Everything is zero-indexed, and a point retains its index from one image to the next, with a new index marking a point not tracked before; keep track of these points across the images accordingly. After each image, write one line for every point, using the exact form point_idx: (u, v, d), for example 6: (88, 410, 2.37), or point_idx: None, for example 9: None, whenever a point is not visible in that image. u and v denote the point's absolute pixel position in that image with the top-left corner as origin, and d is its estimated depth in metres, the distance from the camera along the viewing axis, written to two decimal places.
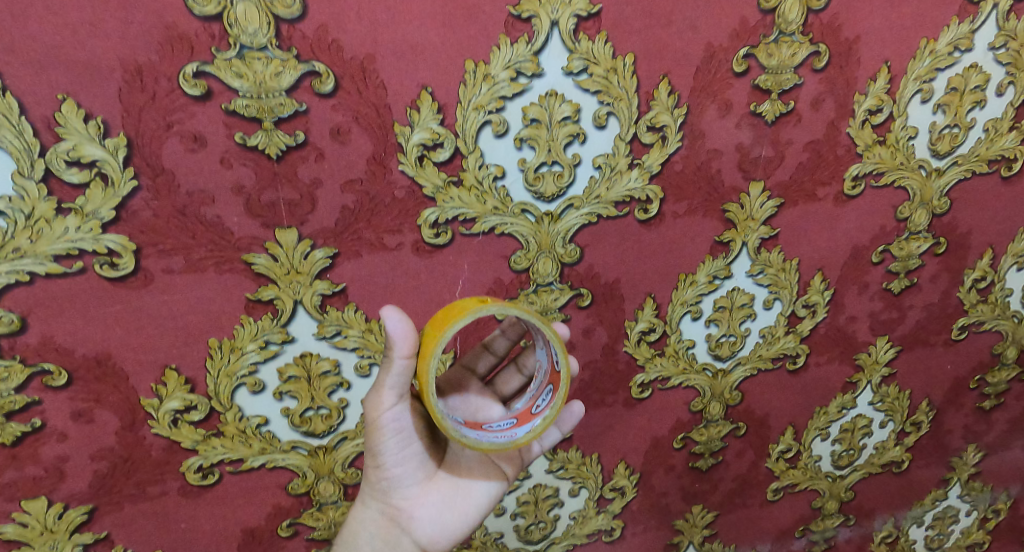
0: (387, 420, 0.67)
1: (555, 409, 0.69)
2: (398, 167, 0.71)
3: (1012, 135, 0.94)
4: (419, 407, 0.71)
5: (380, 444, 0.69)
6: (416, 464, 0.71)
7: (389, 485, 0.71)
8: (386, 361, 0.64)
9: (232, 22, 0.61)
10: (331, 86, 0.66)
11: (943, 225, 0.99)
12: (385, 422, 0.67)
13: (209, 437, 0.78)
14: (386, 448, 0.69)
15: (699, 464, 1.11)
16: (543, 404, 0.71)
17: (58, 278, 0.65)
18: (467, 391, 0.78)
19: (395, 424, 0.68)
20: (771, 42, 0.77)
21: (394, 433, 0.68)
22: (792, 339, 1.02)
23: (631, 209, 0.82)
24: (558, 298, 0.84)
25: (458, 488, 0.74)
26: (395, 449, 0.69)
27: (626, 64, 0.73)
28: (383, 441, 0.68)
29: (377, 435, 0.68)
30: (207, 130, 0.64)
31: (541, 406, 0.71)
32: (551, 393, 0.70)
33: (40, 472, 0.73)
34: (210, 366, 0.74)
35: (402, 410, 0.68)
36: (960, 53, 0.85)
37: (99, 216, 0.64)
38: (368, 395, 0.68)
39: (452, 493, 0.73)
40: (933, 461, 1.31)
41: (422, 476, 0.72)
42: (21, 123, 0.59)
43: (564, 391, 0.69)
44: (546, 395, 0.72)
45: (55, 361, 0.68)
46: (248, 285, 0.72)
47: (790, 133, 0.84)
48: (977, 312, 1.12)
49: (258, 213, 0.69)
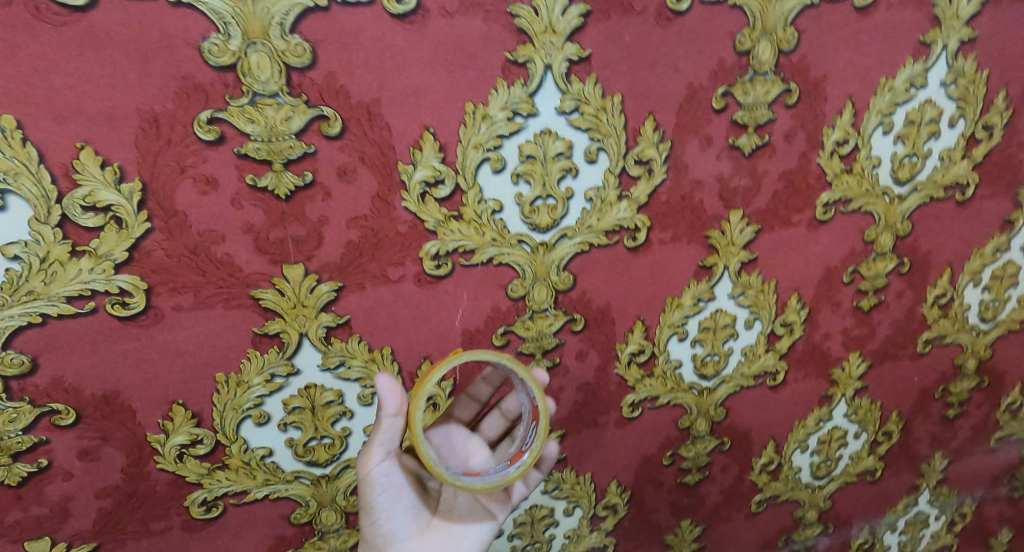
0: (378, 473, 0.71)
1: (540, 443, 0.73)
2: (401, 204, 0.74)
3: (964, 163, 1.01)
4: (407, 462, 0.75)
5: (372, 498, 0.71)
6: (409, 514, 0.73)
7: (385, 541, 0.72)
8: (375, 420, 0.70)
9: (245, 71, 0.64)
10: (338, 129, 0.69)
11: (906, 246, 1.06)
12: (376, 477, 0.71)
13: (214, 470, 0.79)
14: (378, 501, 0.71)
15: (687, 479, 1.14)
16: (527, 440, 0.75)
17: (69, 319, 0.67)
18: (455, 439, 0.81)
19: (385, 478, 0.71)
20: (747, 81, 0.83)
21: (384, 487, 0.72)
22: (771, 357, 1.07)
23: (621, 237, 0.86)
24: (553, 323, 0.88)
25: (452, 535, 0.75)
26: (387, 502, 0.72)
27: (614, 103, 0.78)
28: (374, 495, 0.71)
29: (369, 489, 0.71)
30: (219, 172, 0.67)
31: (527, 442, 0.75)
32: (534, 429, 0.74)
33: (44, 512, 0.73)
34: (216, 400, 0.75)
35: (391, 464, 0.72)
36: (916, 89, 0.92)
37: (112, 257, 0.66)
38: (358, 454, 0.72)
39: (448, 540, 0.74)
40: (903, 468, 1.37)
41: (416, 527, 0.73)
42: (40, 171, 0.62)
43: (545, 425, 0.73)
44: (530, 433, 0.75)
45: (64, 401, 0.69)
46: (256, 320, 0.74)
47: (765, 164, 0.89)
48: (939, 327, 1.19)
49: (267, 250, 0.71)
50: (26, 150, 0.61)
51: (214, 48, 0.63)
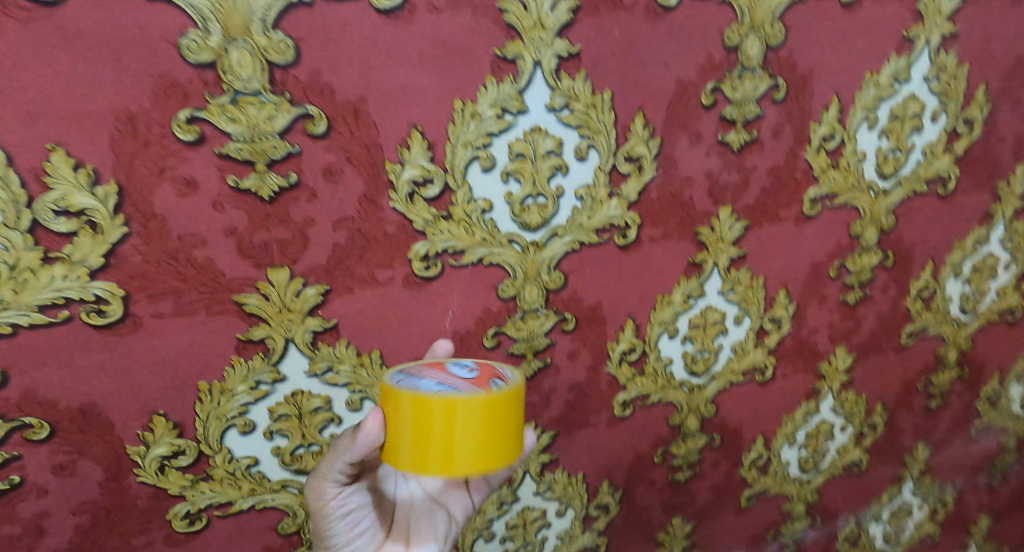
0: (333, 506, 0.67)
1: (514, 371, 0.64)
2: (389, 204, 0.72)
3: (946, 157, 1.02)
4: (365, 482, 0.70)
5: (328, 528, 0.67)
6: (365, 538, 0.70)
7: None
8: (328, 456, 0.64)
9: (226, 69, 0.62)
10: (323, 128, 0.67)
11: (890, 241, 1.07)
12: (331, 509, 0.67)
13: (198, 482, 0.76)
14: (334, 532, 0.68)
15: (678, 476, 1.14)
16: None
17: (42, 328, 0.64)
18: None
19: (341, 508, 0.67)
20: (735, 77, 0.82)
21: (342, 516, 0.67)
22: (760, 352, 1.08)
23: (611, 235, 0.85)
24: (544, 323, 0.87)
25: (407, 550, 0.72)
26: (344, 530, 0.68)
27: (604, 99, 0.77)
28: (330, 526, 0.67)
29: (324, 521, 0.67)
30: (200, 174, 0.64)
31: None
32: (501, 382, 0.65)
33: (17, 530, 0.70)
34: (199, 409, 0.73)
35: (348, 494, 0.68)
36: (899, 84, 0.93)
37: (87, 263, 0.63)
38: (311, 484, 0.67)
39: None
40: (887, 459, 1.39)
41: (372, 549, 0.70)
42: (8, 174, 0.58)
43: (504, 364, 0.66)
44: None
45: (37, 414, 0.66)
46: (240, 326, 0.71)
47: (754, 160, 0.89)
48: (922, 319, 1.20)
49: (251, 254, 0.69)
50: None
51: (193, 45, 0.60)
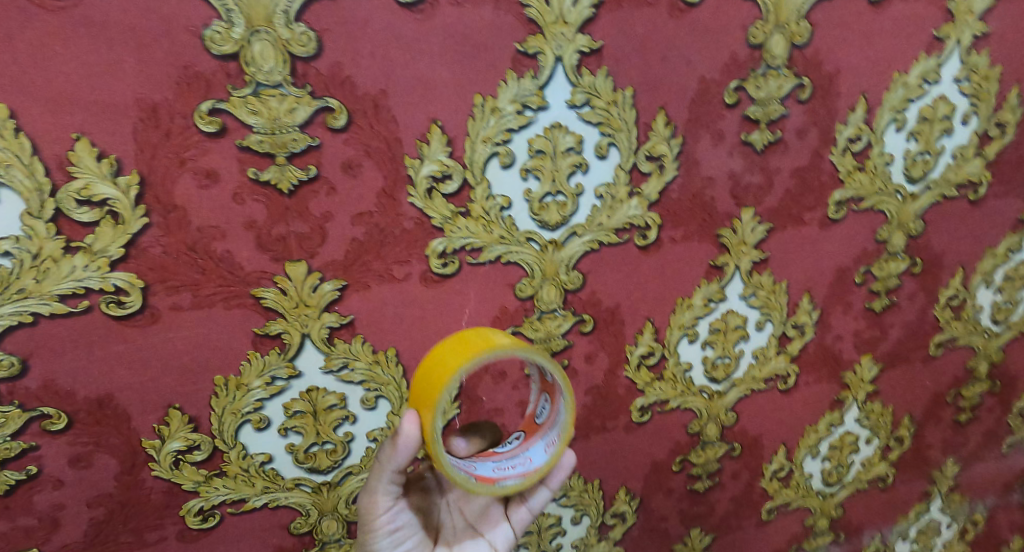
0: (383, 520, 0.67)
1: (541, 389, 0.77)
2: (407, 200, 0.71)
3: (977, 161, 1.00)
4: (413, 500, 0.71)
5: (374, 544, 0.67)
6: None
7: None
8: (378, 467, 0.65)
9: (249, 61, 0.62)
10: (343, 121, 0.67)
11: (918, 247, 1.05)
12: (380, 523, 0.67)
13: (212, 478, 0.76)
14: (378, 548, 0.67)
15: (697, 486, 1.12)
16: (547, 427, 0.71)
17: (63, 318, 0.64)
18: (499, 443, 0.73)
19: (390, 523, 0.67)
20: (759, 75, 0.81)
21: (389, 533, 0.67)
22: (782, 360, 1.06)
23: (631, 235, 0.84)
24: (562, 324, 0.85)
25: None
26: (389, 547, 0.68)
27: (626, 97, 0.76)
28: (375, 542, 0.67)
29: (371, 537, 0.67)
30: (221, 165, 0.64)
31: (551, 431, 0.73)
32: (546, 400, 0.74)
33: (33, 521, 0.70)
34: (215, 404, 0.72)
35: (397, 509, 0.68)
36: (929, 85, 0.90)
37: (108, 254, 0.63)
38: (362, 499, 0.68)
39: None
40: (915, 475, 1.35)
41: None
42: (33, 163, 0.59)
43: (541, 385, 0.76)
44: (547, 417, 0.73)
45: (55, 404, 0.66)
46: (256, 320, 0.71)
47: (778, 161, 0.88)
48: (951, 329, 1.17)
49: (269, 247, 0.69)
50: (18, 141, 0.58)
51: (217, 36, 0.61)
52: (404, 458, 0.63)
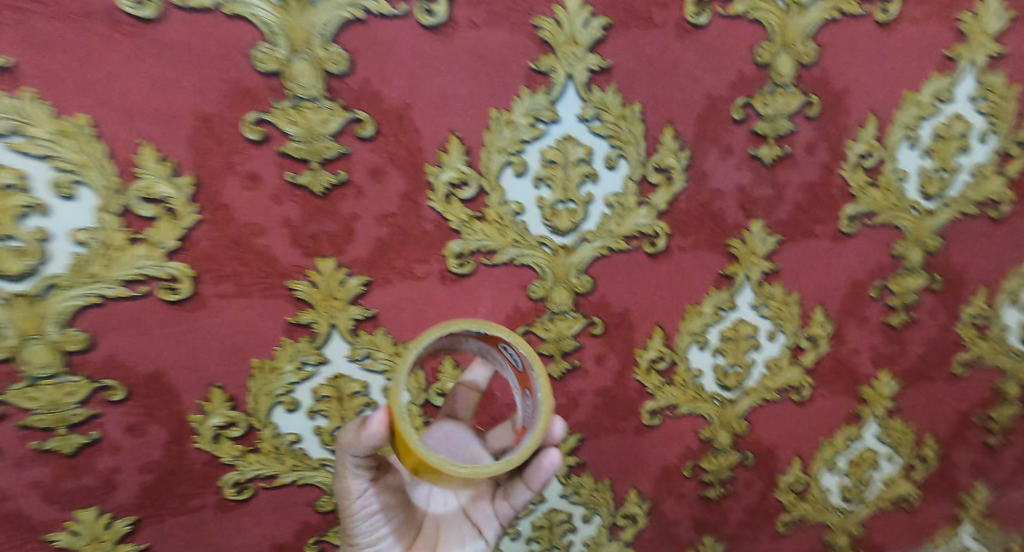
0: (358, 505, 0.65)
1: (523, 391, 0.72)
2: (427, 204, 0.78)
3: (998, 179, 1.00)
4: (393, 482, 0.69)
5: (352, 528, 0.67)
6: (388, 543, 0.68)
7: None
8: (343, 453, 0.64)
9: (289, 77, 0.71)
10: (371, 131, 0.74)
11: (937, 263, 1.05)
12: (355, 508, 0.66)
13: (247, 453, 0.83)
14: (357, 531, 0.67)
15: (709, 493, 1.14)
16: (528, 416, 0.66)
17: (125, 301, 0.72)
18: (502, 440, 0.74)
19: (366, 507, 0.66)
20: (767, 92, 0.85)
21: (366, 517, 0.66)
22: (796, 371, 1.07)
23: (640, 243, 0.89)
24: (572, 325, 0.90)
25: None
26: (368, 530, 0.67)
27: (635, 112, 0.81)
28: (354, 525, 0.66)
29: (349, 520, 0.66)
30: (262, 169, 0.73)
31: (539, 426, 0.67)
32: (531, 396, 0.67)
33: (93, 483, 0.76)
34: (251, 385, 0.80)
35: (373, 492, 0.66)
36: (942, 104, 0.92)
37: (164, 245, 0.71)
38: (336, 484, 0.66)
39: None
40: (941, 497, 1.33)
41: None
42: (106, 164, 0.68)
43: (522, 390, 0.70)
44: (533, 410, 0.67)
45: (115, 377, 0.74)
46: (290, 310, 0.78)
47: (787, 175, 0.91)
48: (975, 348, 1.16)
49: (303, 244, 0.76)
50: (95, 145, 0.67)
51: (262, 56, 0.69)
52: (369, 450, 0.62)
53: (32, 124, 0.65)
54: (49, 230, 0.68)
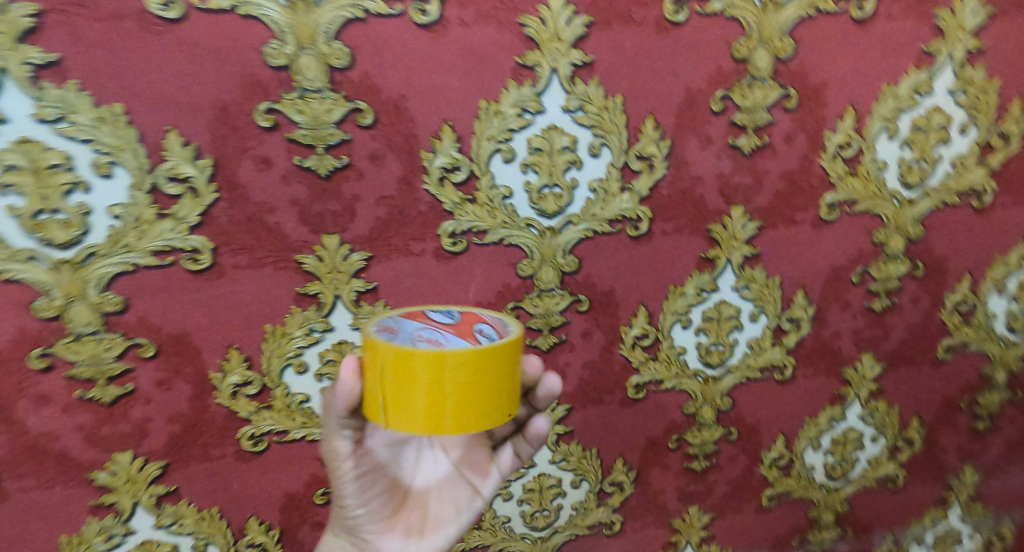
0: (347, 468, 0.72)
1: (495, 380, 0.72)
2: (422, 186, 0.85)
3: (979, 170, 1.03)
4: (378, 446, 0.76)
5: (342, 488, 0.73)
6: (378, 506, 0.75)
7: (357, 523, 0.75)
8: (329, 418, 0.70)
9: (296, 71, 0.79)
10: (370, 120, 0.82)
11: (919, 251, 1.09)
12: (345, 470, 0.72)
13: (261, 410, 0.92)
14: (347, 492, 0.73)
15: (694, 465, 1.20)
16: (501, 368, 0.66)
17: (154, 269, 0.81)
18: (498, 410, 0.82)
19: (354, 469, 0.72)
20: (745, 85, 0.91)
21: (355, 478, 0.72)
22: (778, 351, 1.12)
23: (623, 227, 0.95)
24: (559, 302, 0.97)
25: (423, 514, 0.78)
26: (358, 491, 0.73)
27: (616, 103, 0.88)
28: (343, 486, 0.72)
29: (338, 481, 0.72)
30: (273, 153, 0.81)
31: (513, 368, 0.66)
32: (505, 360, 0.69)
33: (127, 430, 0.87)
34: (264, 348, 0.88)
35: (360, 457, 0.73)
36: (921, 96, 0.97)
37: (188, 220, 0.80)
38: (325, 448, 0.72)
39: (417, 521, 0.77)
40: (929, 479, 1.36)
41: (388, 511, 0.76)
42: (138, 147, 0.77)
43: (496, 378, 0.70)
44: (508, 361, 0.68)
45: (146, 336, 0.84)
46: (298, 281, 0.87)
47: (766, 164, 0.96)
48: (960, 334, 1.19)
49: (310, 221, 0.84)
50: (129, 130, 0.76)
51: (273, 52, 0.78)
52: (346, 398, 0.66)
53: (75, 111, 0.74)
54: (90, 204, 0.77)
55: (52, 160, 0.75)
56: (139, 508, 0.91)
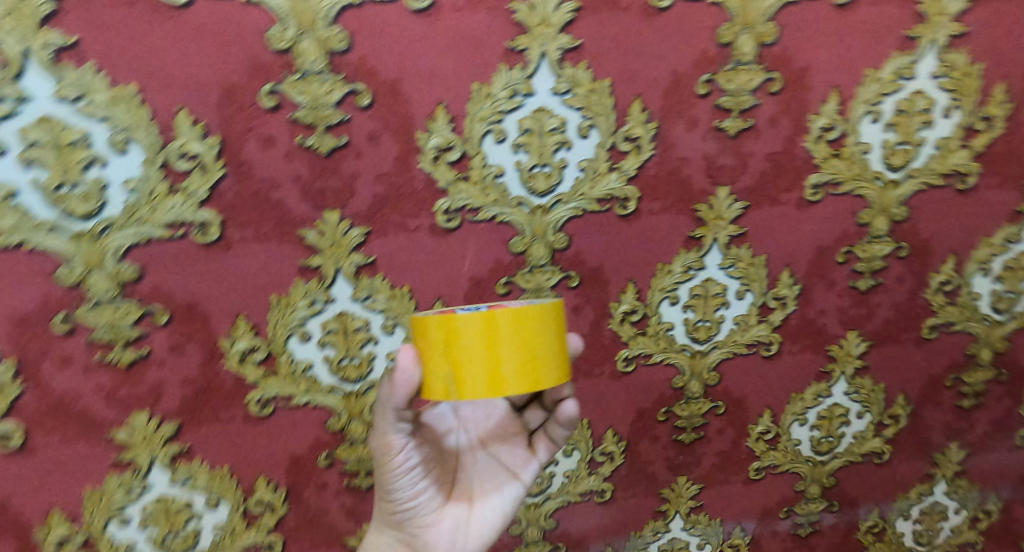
0: (399, 461, 0.79)
1: None
2: (418, 165, 0.90)
3: (962, 153, 1.06)
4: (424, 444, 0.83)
5: (394, 481, 0.80)
6: (429, 495, 0.83)
7: (408, 515, 0.82)
8: (382, 412, 0.77)
9: (297, 54, 0.84)
10: (368, 101, 0.87)
11: (904, 231, 1.11)
12: (397, 464, 0.79)
13: (268, 375, 0.98)
14: (400, 484, 0.80)
15: (682, 437, 1.25)
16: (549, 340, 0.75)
17: (166, 241, 0.87)
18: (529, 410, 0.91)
19: (406, 462, 0.80)
20: (729, 69, 0.96)
21: (405, 471, 0.80)
22: (764, 328, 1.16)
23: (612, 206, 0.99)
24: (550, 278, 1.01)
25: (469, 507, 0.86)
26: (409, 483, 0.81)
27: (603, 86, 0.93)
28: (395, 478, 0.80)
29: (391, 473, 0.80)
30: (277, 132, 0.86)
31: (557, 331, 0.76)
32: None
33: (143, 391, 0.93)
34: (270, 316, 0.94)
35: (411, 451, 0.80)
36: (905, 80, 1.01)
37: (198, 195, 0.85)
38: (378, 442, 0.79)
39: (463, 515, 0.85)
40: (914, 455, 1.40)
41: (436, 504, 0.84)
42: (151, 126, 0.83)
43: None
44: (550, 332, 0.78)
45: (160, 304, 0.89)
46: (301, 255, 0.92)
47: (750, 146, 1.00)
48: (945, 314, 1.22)
49: (312, 198, 0.89)
50: (142, 110, 0.82)
51: (275, 36, 0.83)
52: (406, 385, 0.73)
53: (92, 91, 0.80)
54: (107, 179, 0.83)
55: (71, 137, 0.81)
56: (155, 466, 0.98)
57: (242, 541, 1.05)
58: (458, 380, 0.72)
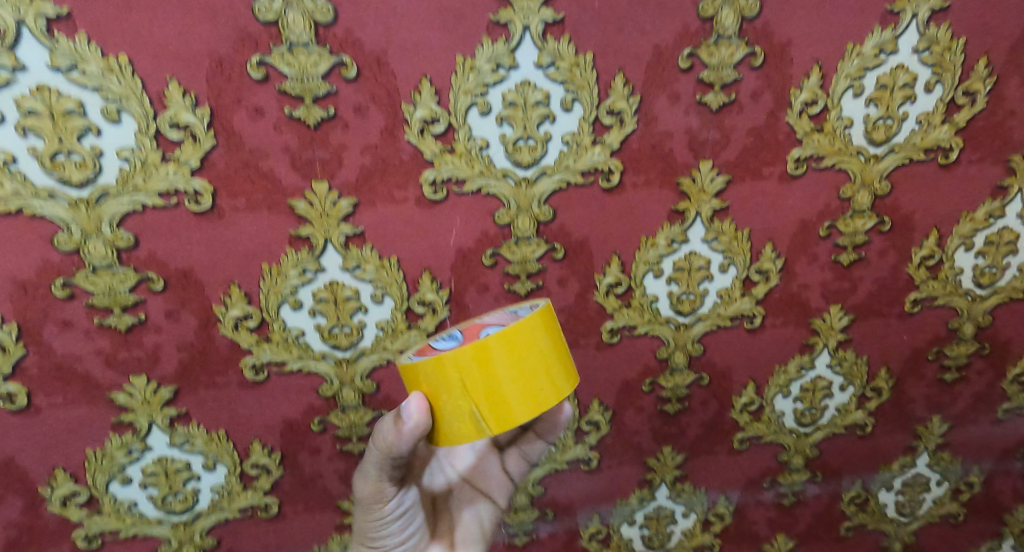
0: (389, 508, 0.90)
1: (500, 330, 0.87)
2: (404, 137, 0.93)
3: (945, 127, 1.08)
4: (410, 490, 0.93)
5: (386, 527, 0.90)
6: (417, 536, 0.94)
7: None
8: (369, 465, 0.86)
9: (284, 26, 0.86)
10: (354, 73, 0.89)
11: (885, 206, 1.13)
12: (387, 511, 0.90)
13: (261, 342, 1.01)
14: (392, 529, 0.91)
15: (667, 408, 1.28)
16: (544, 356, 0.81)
17: (160, 210, 0.90)
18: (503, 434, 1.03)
19: (394, 509, 0.90)
20: (711, 44, 0.97)
21: (395, 516, 0.91)
22: (748, 301, 1.19)
23: (596, 178, 1.01)
24: (535, 250, 1.04)
25: (455, 538, 0.97)
26: (399, 527, 0.92)
27: (587, 60, 0.94)
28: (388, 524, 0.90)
29: (383, 520, 0.90)
30: (266, 104, 0.88)
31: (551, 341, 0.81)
32: None
33: (142, 355, 0.97)
34: (263, 285, 0.97)
35: (399, 497, 0.91)
36: (886, 55, 1.02)
37: (189, 164, 0.88)
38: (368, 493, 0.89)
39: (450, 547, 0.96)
40: (896, 427, 1.43)
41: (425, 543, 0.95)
42: (142, 96, 0.85)
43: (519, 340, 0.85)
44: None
45: (155, 271, 0.93)
46: (291, 224, 0.95)
47: (733, 120, 1.02)
48: (927, 289, 1.24)
49: (301, 168, 0.92)
50: (133, 79, 0.84)
51: (263, 8, 0.85)
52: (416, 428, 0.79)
53: (85, 61, 0.82)
54: (101, 147, 0.86)
55: (66, 106, 0.83)
56: (154, 428, 1.03)
57: (239, 502, 1.11)
58: (468, 410, 0.77)
